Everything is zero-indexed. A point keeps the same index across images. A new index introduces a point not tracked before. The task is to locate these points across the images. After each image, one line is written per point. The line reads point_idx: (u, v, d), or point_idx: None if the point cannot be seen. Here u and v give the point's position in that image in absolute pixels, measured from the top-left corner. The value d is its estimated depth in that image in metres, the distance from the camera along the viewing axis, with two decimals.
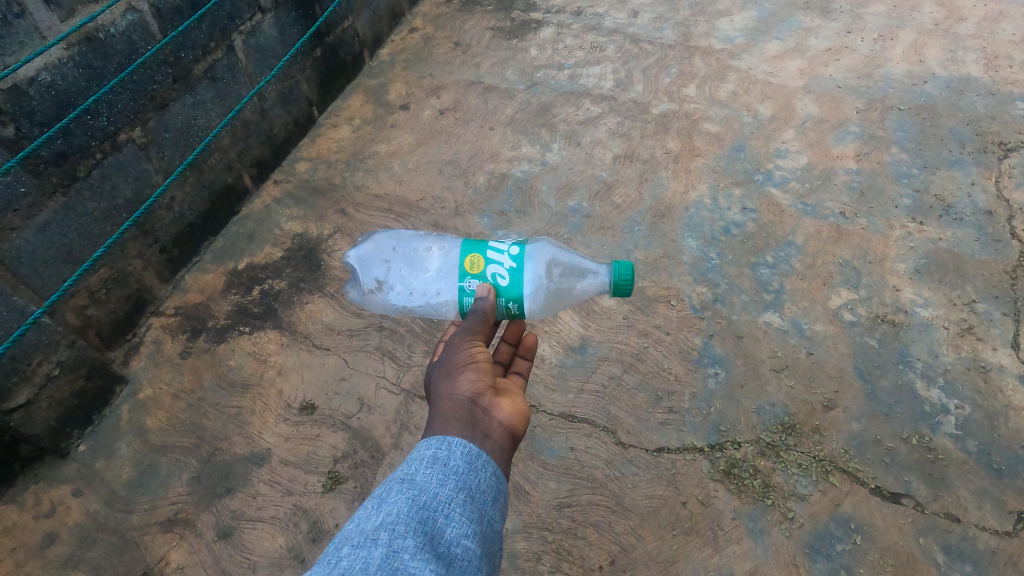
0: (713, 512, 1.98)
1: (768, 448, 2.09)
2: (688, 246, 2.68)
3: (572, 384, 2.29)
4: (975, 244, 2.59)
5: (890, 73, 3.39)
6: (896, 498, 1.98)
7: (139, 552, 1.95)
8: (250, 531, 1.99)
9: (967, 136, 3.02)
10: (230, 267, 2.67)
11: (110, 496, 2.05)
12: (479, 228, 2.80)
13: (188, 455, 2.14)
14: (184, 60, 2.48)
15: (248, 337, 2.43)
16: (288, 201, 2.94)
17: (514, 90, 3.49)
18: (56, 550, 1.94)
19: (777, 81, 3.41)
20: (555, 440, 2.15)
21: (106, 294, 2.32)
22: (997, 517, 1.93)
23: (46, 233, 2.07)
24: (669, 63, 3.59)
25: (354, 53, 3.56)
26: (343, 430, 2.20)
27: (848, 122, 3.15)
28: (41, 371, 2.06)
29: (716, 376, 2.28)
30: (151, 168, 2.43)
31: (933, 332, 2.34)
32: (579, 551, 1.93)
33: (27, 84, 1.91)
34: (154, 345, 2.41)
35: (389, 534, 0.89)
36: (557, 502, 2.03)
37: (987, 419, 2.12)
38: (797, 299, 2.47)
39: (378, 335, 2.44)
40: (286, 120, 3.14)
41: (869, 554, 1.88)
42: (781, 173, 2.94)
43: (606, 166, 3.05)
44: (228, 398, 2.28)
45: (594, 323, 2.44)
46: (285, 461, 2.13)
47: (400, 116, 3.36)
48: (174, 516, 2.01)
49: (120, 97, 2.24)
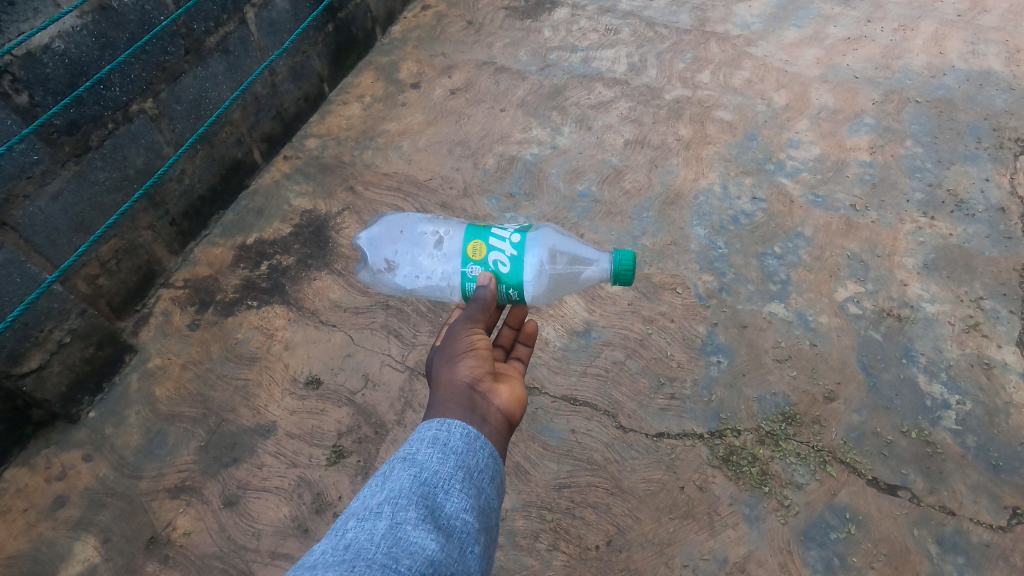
0: (710, 497, 2.01)
1: (768, 437, 2.11)
2: (696, 234, 2.67)
3: (575, 368, 2.30)
4: (986, 241, 2.57)
5: (909, 64, 3.34)
6: (893, 490, 2.00)
7: (146, 517, 1.99)
8: (256, 501, 2.03)
9: (984, 131, 2.98)
10: (239, 241, 2.69)
11: (119, 462, 2.09)
12: (487, 210, 2.80)
13: (196, 425, 2.18)
14: (197, 31, 2.47)
15: (256, 311, 2.46)
16: (297, 177, 2.95)
17: (526, 72, 3.46)
18: (67, 512, 1.99)
19: (793, 70, 3.37)
20: (557, 422, 2.18)
21: (117, 265, 2.34)
22: (992, 512, 1.95)
23: (59, 201, 2.08)
24: (684, 48, 3.54)
25: (366, 30, 3.53)
26: (347, 405, 2.23)
27: (864, 114, 3.11)
28: (53, 337, 2.09)
29: (718, 365, 2.29)
30: (162, 140, 2.44)
31: (938, 327, 2.34)
32: (576, 530, 1.96)
33: (41, 51, 1.92)
34: (162, 316, 2.44)
35: (392, 507, 0.92)
36: (557, 482, 2.06)
37: (988, 415, 2.13)
38: (803, 291, 2.47)
39: (384, 314, 2.46)
40: (297, 96, 3.13)
41: (863, 544, 1.91)
42: (793, 163, 2.92)
43: (617, 150, 3.03)
44: (235, 370, 2.31)
45: (598, 308, 2.46)
46: (291, 434, 2.17)
47: (411, 95, 3.34)
48: (181, 483, 2.05)
49: (132, 68, 2.24)
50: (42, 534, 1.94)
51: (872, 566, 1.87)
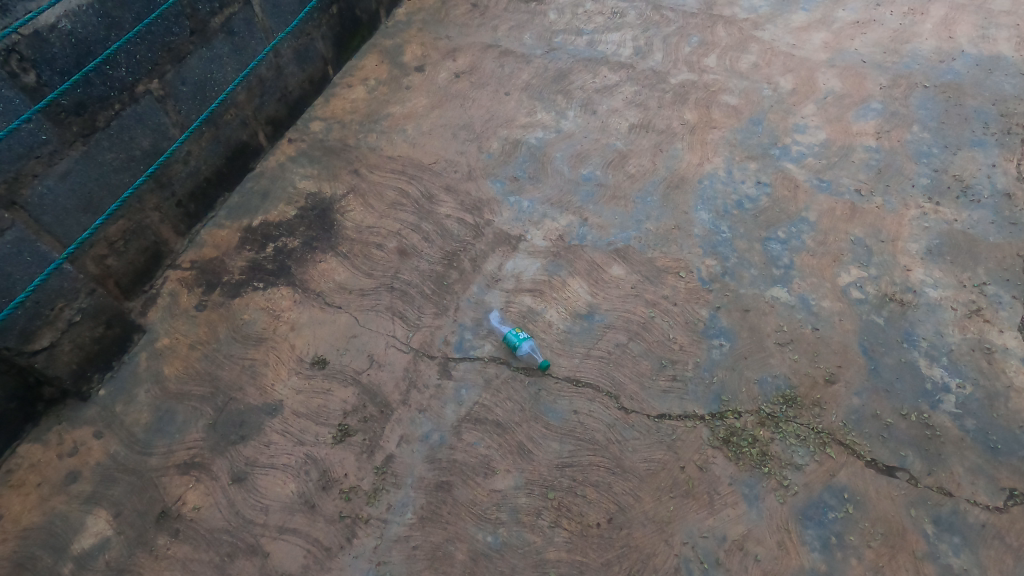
0: (710, 477, 2.03)
1: (768, 419, 2.13)
2: (699, 219, 2.68)
3: (578, 350, 2.33)
4: (990, 227, 2.56)
5: (917, 49, 3.31)
6: (890, 471, 2.02)
7: (156, 492, 2.03)
8: (263, 477, 2.06)
9: (992, 117, 2.96)
10: (245, 223, 2.71)
11: (130, 439, 2.13)
12: (492, 194, 2.82)
13: (203, 403, 2.21)
14: (201, 12, 2.47)
15: (262, 292, 2.49)
16: (302, 160, 2.96)
17: (531, 56, 3.44)
18: (79, 486, 2.03)
19: (800, 54, 3.34)
20: (559, 403, 2.20)
21: (124, 245, 2.37)
22: (989, 493, 1.97)
23: (67, 181, 2.11)
24: (690, 31, 3.52)
25: (370, 12, 3.51)
26: (353, 385, 2.26)
27: (870, 99, 3.09)
28: (64, 316, 2.11)
29: (720, 348, 2.31)
30: (169, 122, 2.45)
31: (941, 312, 2.34)
32: (578, 508, 1.98)
33: (48, 31, 1.94)
34: (170, 297, 2.47)
35: None
36: (559, 461, 2.08)
37: (987, 399, 2.15)
38: (806, 275, 2.47)
39: (389, 295, 2.49)
40: (302, 78, 3.12)
41: (861, 523, 1.93)
42: (799, 147, 2.91)
43: (622, 135, 3.02)
44: (242, 350, 2.34)
45: (602, 291, 2.48)
46: (297, 413, 2.20)
47: (415, 78, 3.33)
48: (190, 460, 2.09)
49: (138, 48, 2.25)
50: (55, 508, 1.99)
51: (870, 545, 1.89)
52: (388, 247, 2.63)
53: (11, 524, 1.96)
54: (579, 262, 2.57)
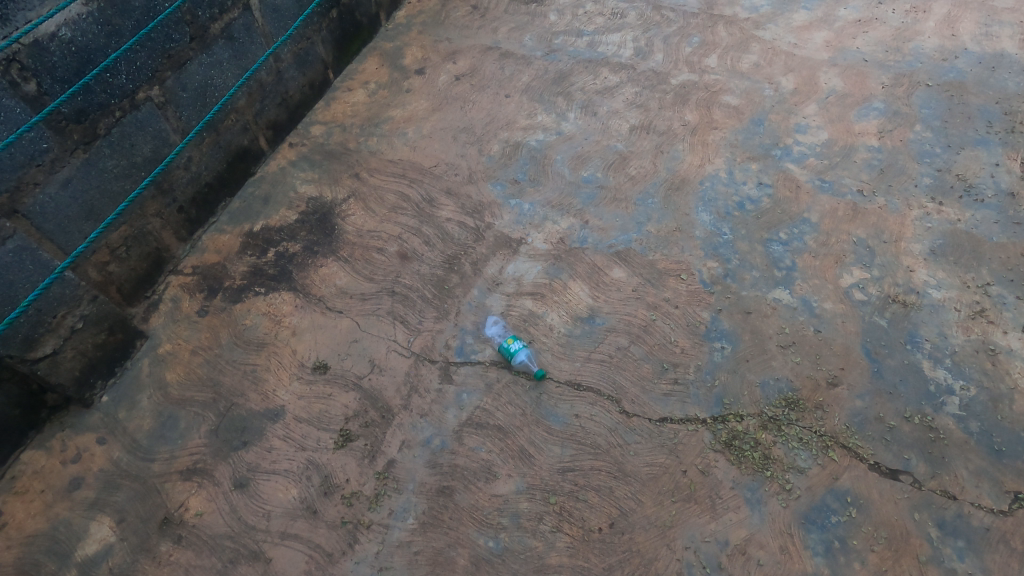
0: (712, 481, 2.03)
1: (770, 422, 2.13)
2: (700, 220, 2.67)
3: (579, 353, 2.32)
4: (994, 226, 2.55)
5: (920, 47, 3.28)
6: (894, 475, 2.01)
7: (159, 498, 2.04)
8: (265, 483, 2.07)
9: (995, 115, 2.94)
10: (246, 228, 2.71)
11: (132, 445, 2.14)
12: (492, 197, 2.81)
13: (206, 409, 2.22)
14: (201, 19, 2.47)
15: (262, 297, 2.49)
16: (302, 164, 2.96)
17: (531, 57, 3.44)
18: (83, 493, 2.04)
19: (801, 53, 3.33)
20: (560, 407, 2.20)
21: (126, 251, 2.38)
22: (993, 497, 1.96)
23: (68, 189, 2.12)
24: (691, 31, 3.51)
25: (370, 15, 3.52)
26: (354, 390, 2.26)
27: (873, 98, 3.08)
28: (66, 323, 2.11)
29: (722, 350, 2.30)
30: (169, 128, 2.45)
31: (944, 313, 2.33)
32: (579, 513, 1.98)
33: (48, 40, 1.95)
34: (172, 302, 2.48)
35: None
36: (560, 465, 2.07)
37: (992, 401, 2.13)
38: (808, 277, 2.46)
39: (389, 300, 2.49)
40: (301, 83, 3.12)
41: (863, 527, 1.92)
42: (801, 148, 2.90)
43: (623, 136, 3.02)
44: (243, 356, 2.34)
45: (603, 294, 2.48)
46: (299, 418, 2.20)
47: (416, 81, 3.33)
48: (193, 466, 2.10)
49: (139, 55, 2.26)
50: (59, 515, 2.00)
51: (873, 549, 1.88)
52: (388, 252, 2.63)
53: (15, 531, 1.97)
54: (579, 265, 2.56)
